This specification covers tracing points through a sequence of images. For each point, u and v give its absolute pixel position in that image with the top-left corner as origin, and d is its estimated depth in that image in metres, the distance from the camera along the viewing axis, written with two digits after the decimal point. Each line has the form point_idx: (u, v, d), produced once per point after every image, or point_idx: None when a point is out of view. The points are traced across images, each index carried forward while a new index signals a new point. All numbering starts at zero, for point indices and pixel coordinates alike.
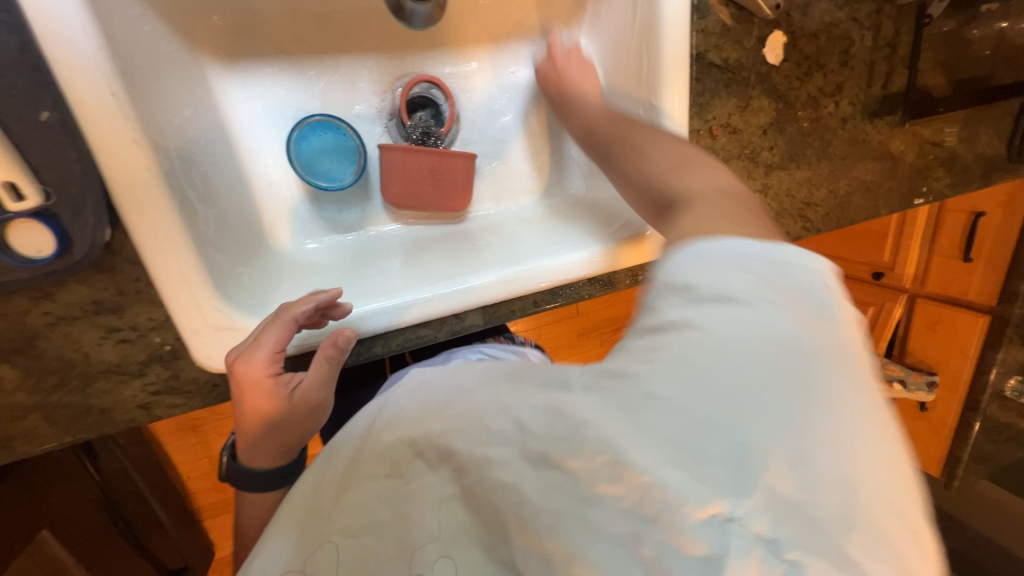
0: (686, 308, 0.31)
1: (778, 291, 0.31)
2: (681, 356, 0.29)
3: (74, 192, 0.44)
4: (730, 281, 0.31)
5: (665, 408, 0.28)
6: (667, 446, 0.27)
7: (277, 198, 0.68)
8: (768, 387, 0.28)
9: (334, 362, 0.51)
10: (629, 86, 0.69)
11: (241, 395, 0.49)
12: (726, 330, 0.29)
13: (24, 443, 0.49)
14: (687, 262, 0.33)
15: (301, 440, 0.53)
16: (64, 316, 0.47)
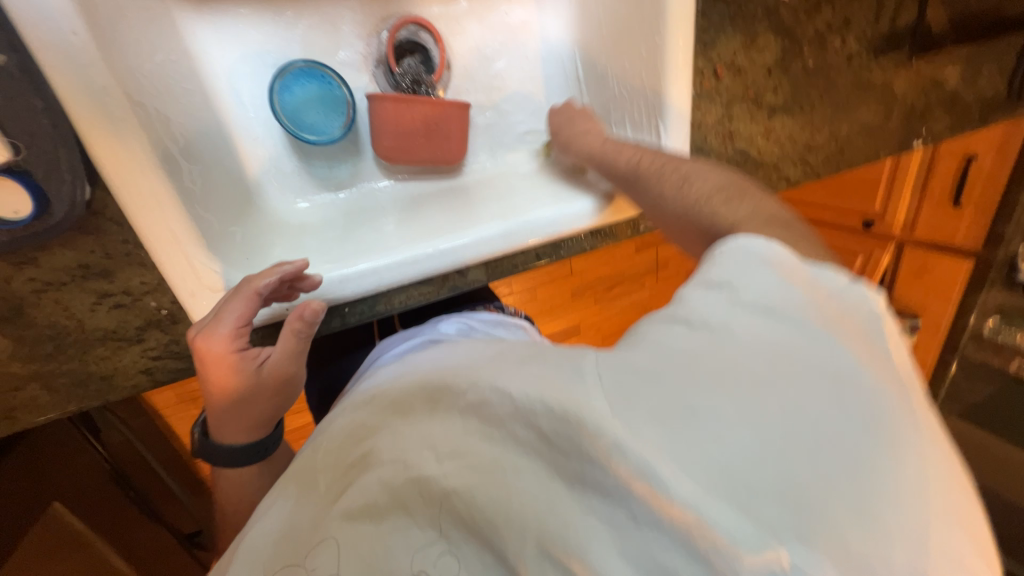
0: (721, 309, 0.34)
1: (826, 309, 0.34)
2: (723, 364, 0.30)
3: (45, 146, 0.41)
4: (776, 289, 0.34)
5: (701, 421, 0.28)
6: (708, 472, 0.27)
7: (262, 155, 0.65)
8: (807, 401, 0.29)
9: (304, 335, 0.49)
10: (630, 23, 0.65)
11: (206, 372, 0.46)
12: (750, 343, 0.32)
13: (25, 414, 0.48)
14: (730, 264, 0.36)
15: (277, 412, 0.53)
16: (52, 282, 0.45)
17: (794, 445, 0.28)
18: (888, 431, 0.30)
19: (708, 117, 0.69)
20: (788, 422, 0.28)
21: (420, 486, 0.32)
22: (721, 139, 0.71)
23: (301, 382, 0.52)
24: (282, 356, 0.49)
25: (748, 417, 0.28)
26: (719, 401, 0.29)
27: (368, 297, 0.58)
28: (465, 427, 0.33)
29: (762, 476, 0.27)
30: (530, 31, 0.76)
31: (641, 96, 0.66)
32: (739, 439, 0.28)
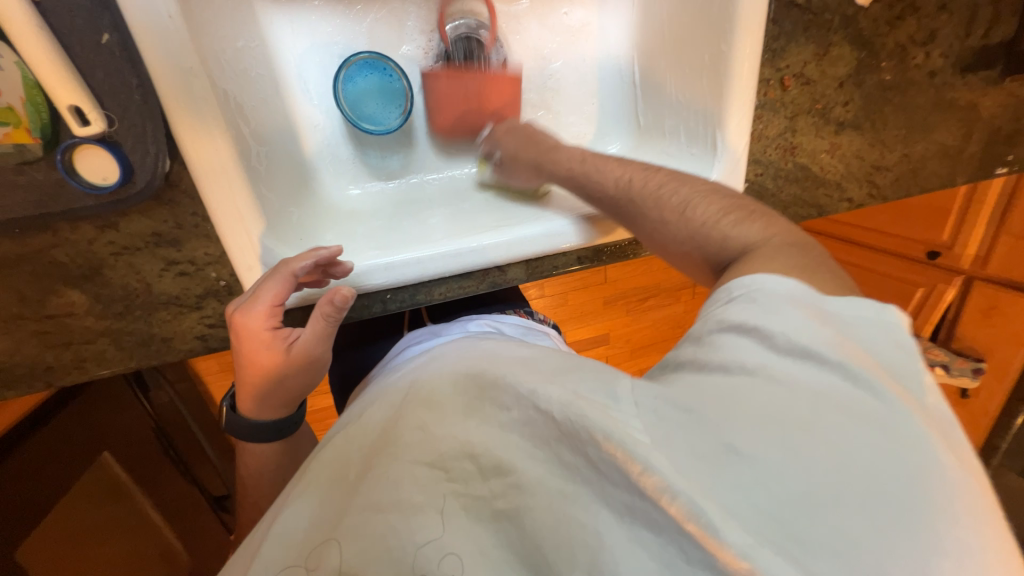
0: (753, 355, 0.31)
1: (864, 351, 0.30)
2: (756, 410, 0.28)
3: (135, 120, 0.44)
4: (807, 331, 0.30)
5: (748, 464, 0.26)
6: (755, 517, 0.25)
7: (322, 143, 0.68)
8: (861, 460, 0.26)
9: (333, 320, 0.50)
10: (694, 29, 0.63)
11: (242, 344, 0.48)
12: (780, 378, 0.29)
13: (94, 366, 0.52)
14: (750, 306, 0.33)
15: (300, 393, 0.54)
16: (128, 246, 0.48)
17: (843, 506, 0.25)
18: (958, 495, 0.26)
19: (769, 129, 0.66)
20: (840, 483, 0.25)
21: (467, 500, 0.33)
22: (781, 153, 0.68)
23: (327, 364, 0.53)
24: (311, 336, 0.50)
25: (793, 469, 0.26)
26: (764, 448, 0.26)
27: (408, 285, 0.59)
28: (506, 442, 0.33)
29: (816, 534, 0.24)
30: (589, 32, 0.75)
31: (700, 102, 0.64)
32: (785, 488, 0.25)
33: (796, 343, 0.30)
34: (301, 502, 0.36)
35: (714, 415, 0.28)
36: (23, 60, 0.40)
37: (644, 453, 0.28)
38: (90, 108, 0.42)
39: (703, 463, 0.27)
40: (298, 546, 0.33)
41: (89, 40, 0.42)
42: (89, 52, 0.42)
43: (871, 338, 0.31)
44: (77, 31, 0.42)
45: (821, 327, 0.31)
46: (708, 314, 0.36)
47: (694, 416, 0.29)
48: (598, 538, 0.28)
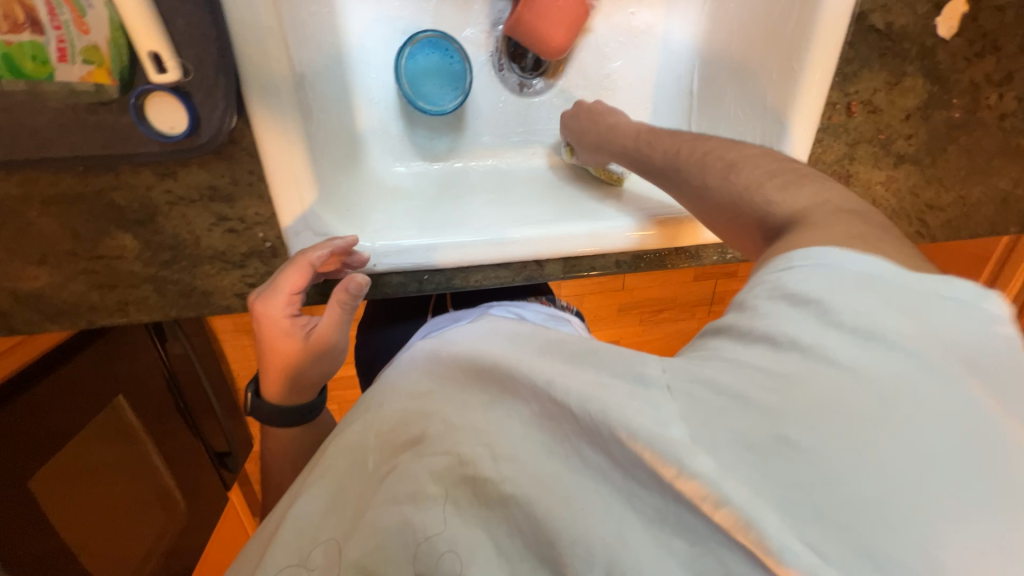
0: (805, 327, 0.28)
1: (953, 335, 0.27)
2: (819, 391, 0.26)
3: (209, 72, 0.44)
4: (868, 308, 0.28)
5: (795, 457, 0.25)
6: (814, 525, 0.24)
7: (374, 116, 0.67)
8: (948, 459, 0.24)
9: (348, 310, 0.49)
10: (766, 43, 0.62)
11: (263, 332, 0.49)
12: (843, 364, 0.27)
13: (135, 311, 0.53)
14: (817, 275, 0.31)
15: (321, 379, 0.54)
16: (184, 197, 0.49)
17: (915, 512, 0.23)
18: None
19: (827, 154, 0.65)
20: (915, 483, 0.23)
21: (474, 484, 0.32)
22: (836, 180, 0.66)
23: (344, 353, 0.53)
24: (326, 325, 0.49)
25: (863, 473, 0.24)
26: (830, 448, 0.24)
27: (447, 268, 0.59)
28: (525, 433, 0.32)
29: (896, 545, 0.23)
30: (653, 36, 0.74)
31: (760, 119, 0.63)
32: (848, 488, 0.24)
33: (867, 323, 0.27)
34: (322, 491, 0.39)
35: (763, 401, 0.26)
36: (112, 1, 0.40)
37: (678, 453, 0.26)
38: (168, 55, 0.42)
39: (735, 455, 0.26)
40: (322, 532, 0.36)
41: None
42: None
43: (963, 316, 0.28)
44: None
45: (890, 307, 0.28)
46: (755, 281, 0.34)
47: (736, 401, 0.27)
48: (625, 543, 0.27)
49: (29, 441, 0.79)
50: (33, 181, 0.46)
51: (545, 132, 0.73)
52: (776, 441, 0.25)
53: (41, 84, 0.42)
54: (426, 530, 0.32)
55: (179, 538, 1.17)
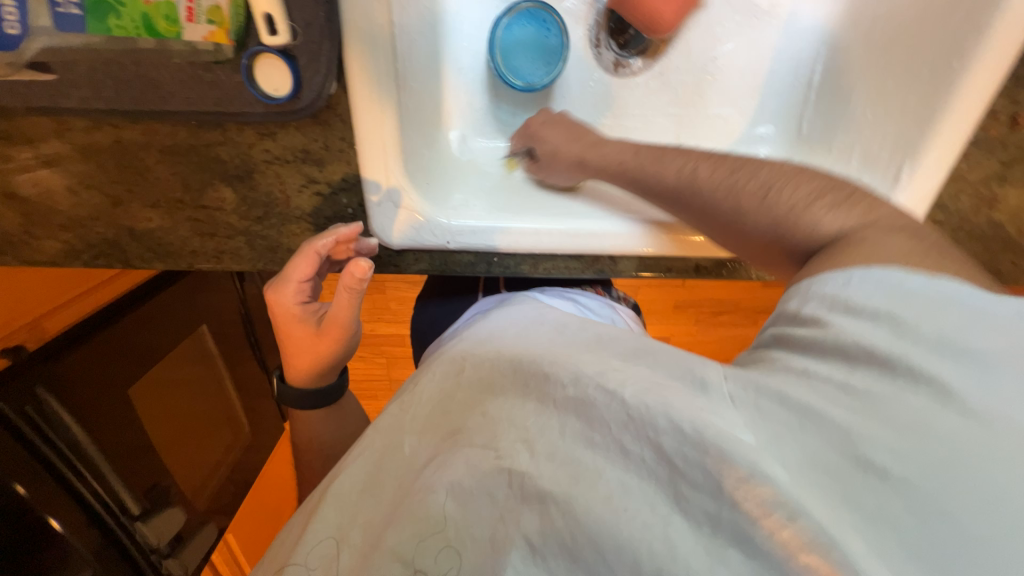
0: (851, 344, 0.29)
1: (996, 353, 0.26)
2: (881, 410, 0.26)
3: (314, 36, 0.45)
4: (942, 324, 0.27)
5: (867, 474, 0.24)
6: (880, 539, 0.23)
7: (461, 86, 0.66)
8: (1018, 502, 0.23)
9: (354, 296, 0.52)
10: (924, 33, 0.53)
11: (280, 319, 0.55)
12: (894, 396, 0.26)
13: (228, 260, 0.56)
14: (876, 292, 0.30)
15: (341, 359, 0.59)
16: (280, 157, 0.51)
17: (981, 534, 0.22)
18: None
19: (973, 171, 0.55)
20: (984, 512, 0.23)
21: (510, 478, 0.31)
22: (976, 203, 0.57)
23: (358, 333, 0.57)
24: (337, 308, 0.53)
25: (930, 485, 0.24)
26: (901, 467, 0.24)
27: (518, 254, 0.57)
28: (562, 429, 0.32)
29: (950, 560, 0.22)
30: (776, 15, 0.65)
31: (893, 124, 0.55)
32: (923, 514, 0.23)
33: (901, 340, 0.27)
34: (358, 463, 0.39)
35: (805, 412, 0.27)
36: None
37: (750, 457, 0.26)
38: (279, 18, 0.43)
39: (805, 465, 0.26)
40: (361, 502, 0.37)
41: None
42: None
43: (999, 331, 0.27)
44: None
45: (943, 329, 0.27)
46: (781, 304, 0.35)
47: (802, 419, 0.27)
48: (671, 547, 0.26)
49: (123, 355, 0.89)
50: (154, 130, 0.49)
51: (635, 117, 0.68)
52: (847, 460, 0.25)
53: (170, 43, 0.44)
54: (468, 527, 0.32)
55: (242, 457, 1.30)
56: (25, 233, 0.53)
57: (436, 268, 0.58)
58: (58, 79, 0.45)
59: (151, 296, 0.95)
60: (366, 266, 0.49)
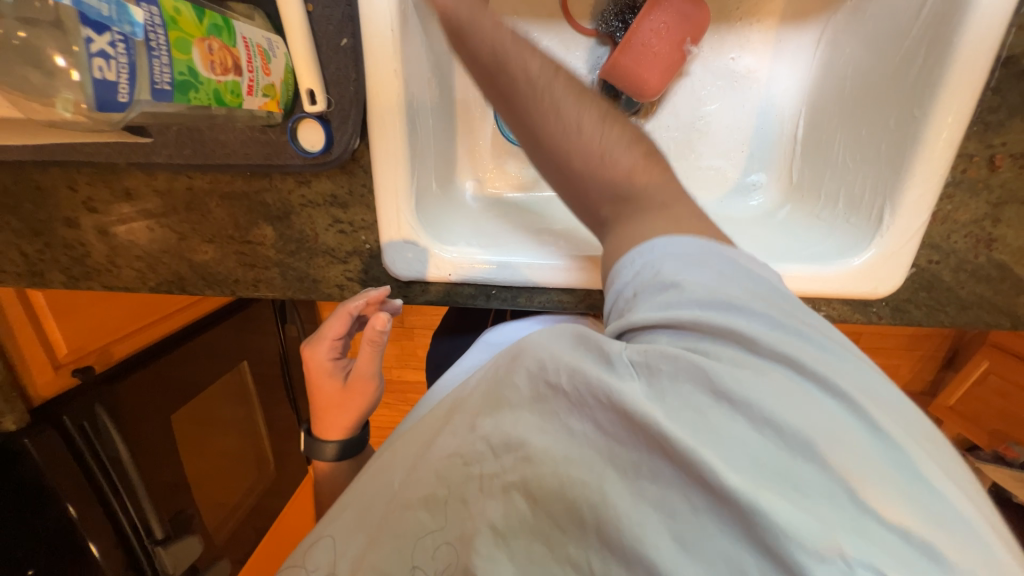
0: (684, 308, 0.34)
1: (797, 320, 0.33)
2: (743, 370, 0.30)
3: (345, 105, 0.55)
4: (721, 283, 0.35)
5: (733, 415, 0.28)
6: (751, 467, 0.27)
7: (473, 144, 0.75)
8: (860, 421, 0.28)
9: (375, 351, 0.60)
10: (892, 89, 0.56)
11: (313, 373, 0.64)
12: (755, 372, 0.30)
13: (263, 288, 0.65)
14: (676, 271, 0.37)
15: (364, 413, 0.66)
16: (312, 201, 0.61)
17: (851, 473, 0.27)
18: (943, 480, 0.28)
19: (960, 213, 0.56)
20: (825, 428, 0.28)
21: (480, 480, 0.34)
22: (972, 243, 0.57)
23: (379, 387, 0.65)
24: (362, 362, 0.61)
25: (804, 431, 0.27)
26: (774, 409, 0.28)
27: (514, 287, 0.63)
28: (514, 418, 0.33)
29: (809, 478, 0.26)
30: (755, 79, 0.72)
31: (871, 170, 0.58)
32: (802, 454, 0.27)
33: (723, 300, 0.33)
34: (354, 492, 0.45)
35: (686, 371, 0.30)
36: (289, 51, 0.51)
37: (645, 406, 0.29)
38: (319, 92, 0.54)
39: (688, 421, 0.28)
40: (353, 525, 0.43)
41: (333, 41, 0.53)
42: (332, 51, 0.54)
43: (781, 295, 0.35)
44: (327, 35, 0.53)
45: (750, 294, 0.34)
46: (634, 288, 0.39)
47: (677, 381, 0.30)
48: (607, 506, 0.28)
49: (167, 385, 0.98)
50: (216, 180, 0.61)
51: None
52: (714, 400, 0.29)
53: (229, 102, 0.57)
54: (448, 527, 0.34)
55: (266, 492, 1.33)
56: (110, 262, 0.66)
57: (441, 300, 0.64)
58: (151, 141, 0.58)
59: (200, 333, 1.07)
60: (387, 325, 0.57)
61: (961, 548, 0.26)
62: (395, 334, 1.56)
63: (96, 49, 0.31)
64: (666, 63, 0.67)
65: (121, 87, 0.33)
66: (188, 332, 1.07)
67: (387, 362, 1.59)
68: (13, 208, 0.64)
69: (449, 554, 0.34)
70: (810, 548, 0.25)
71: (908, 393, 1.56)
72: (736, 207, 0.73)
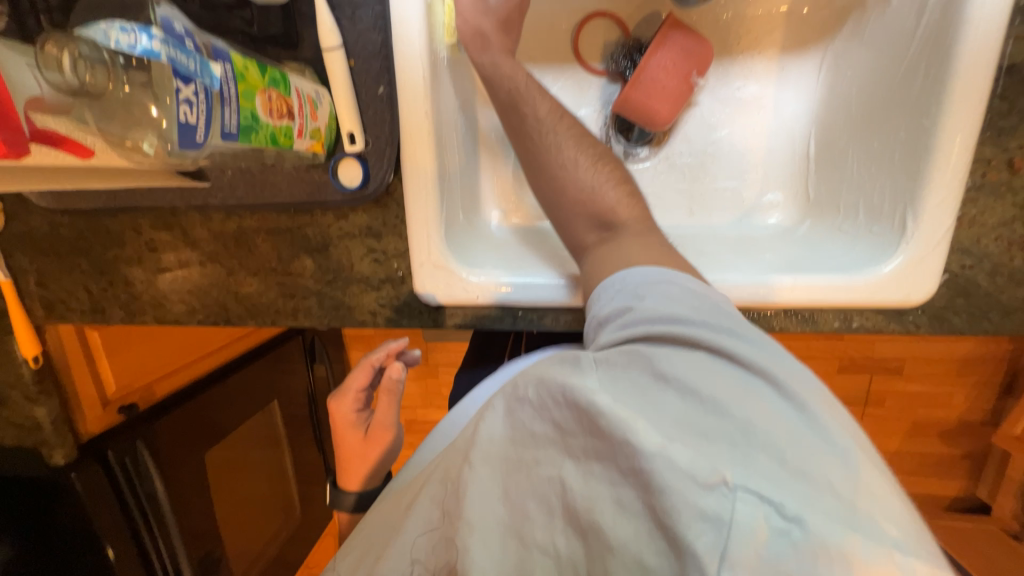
0: (636, 324, 0.42)
1: (718, 321, 0.41)
2: (671, 359, 0.38)
3: (381, 144, 0.61)
4: (666, 304, 0.43)
5: (659, 390, 0.36)
6: (670, 425, 0.34)
7: (495, 174, 0.78)
8: (758, 390, 0.36)
9: (395, 398, 0.63)
10: (900, 103, 0.58)
11: (337, 426, 0.66)
12: (682, 359, 0.38)
13: (301, 317, 0.69)
14: (628, 298, 0.46)
15: (386, 463, 0.68)
16: (349, 233, 0.65)
17: (751, 432, 0.33)
18: (832, 444, 0.34)
19: (988, 217, 0.56)
20: (739, 392, 0.35)
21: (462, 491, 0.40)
22: (1005, 246, 0.56)
23: (399, 435, 0.67)
24: (383, 412, 0.64)
25: (714, 398, 0.35)
26: (695, 384, 0.36)
27: (540, 309, 0.65)
28: (492, 432, 0.39)
29: (716, 435, 0.33)
30: (763, 103, 0.74)
31: (890, 180, 0.59)
32: (714, 417, 0.34)
33: (666, 315, 0.42)
34: (374, 523, 0.54)
35: (623, 361, 0.39)
36: (333, 99, 0.57)
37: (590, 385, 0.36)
38: (358, 133, 0.59)
39: (626, 392, 0.36)
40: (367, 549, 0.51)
41: (370, 89, 0.59)
42: (369, 97, 0.59)
43: (717, 306, 0.43)
44: (366, 84, 0.59)
45: (687, 307, 0.42)
46: (601, 315, 0.48)
47: (623, 370, 0.38)
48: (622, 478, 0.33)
49: (204, 422, 1.01)
50: (261, 217, 0.66)
51: (650, 196, 0.77)
52: (651, 381, 0.37)
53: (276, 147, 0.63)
54: (439, 536, 0.41)
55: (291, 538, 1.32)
56: (164, 297, 0.71)
57: (469, 324, 0.66)
58: (209, 185, 0.64)
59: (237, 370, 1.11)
60: (401, 370, 0.61)
61: (842, 490, 0.32)
62: (421, 373, 1.58)
63: (183, 97, 0.36)
64: (672, 94, 0.71)
65: (198, 130, 0.38)
66: (226, 370, 1.10)
67: (412, 401, 1.60)
68: (85, 251, 0.72)
69: (446, 553, 0.40)
70: (699, 481, 0.31)
71: (968, 424, 1.44)
72: (755, 226, 0.74)
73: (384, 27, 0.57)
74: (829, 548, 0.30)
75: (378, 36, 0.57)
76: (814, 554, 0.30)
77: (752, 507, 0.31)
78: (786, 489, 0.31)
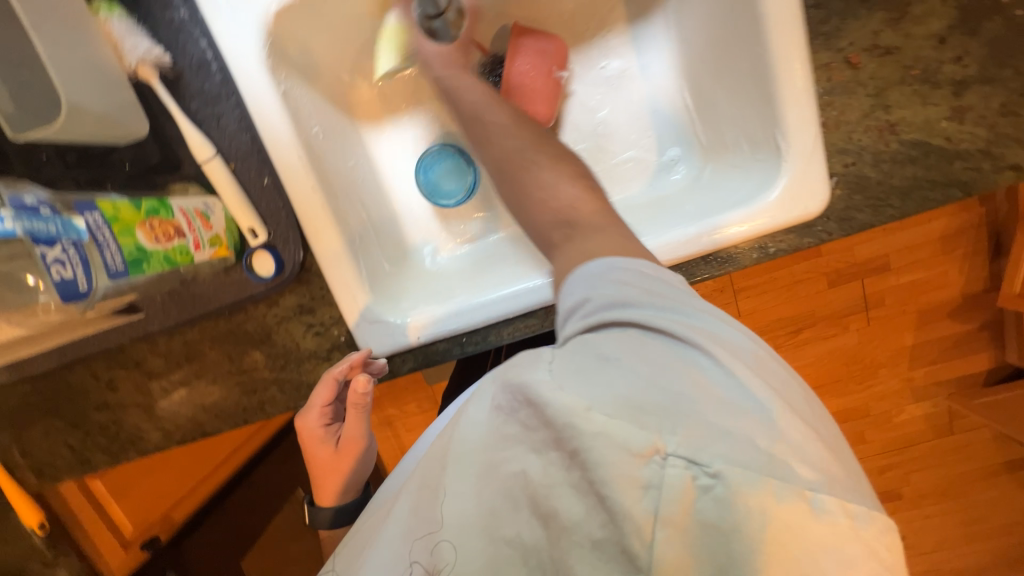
0: (591, 307, 0.42)
1: (669, 298, 0.41)
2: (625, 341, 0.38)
3: (283, 229, 0.64)
4: (619, 285, 0.43)
5: (610, 374, 0.36)
6: (613, 404, 0.34)
7: (411, 215, 0.80)
8: (698, 357, 0.37)
9: (362, 409, 0.64)
10: (735, 40, 0.62)
11: (306, 441, 0.66)
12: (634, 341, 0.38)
13: (268, 407, 0.71)
14: (586, 281, 0.45)
15: (361, 472, 0.69)
16: (285, 316, 0.68)
17: (692, 400, 0.34)
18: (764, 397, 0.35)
19: (848, 114, 0.58)
20: (680, 363, 0.36)
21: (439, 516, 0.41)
22: (877, 134, 0.58)
23: (371, 445, 0.68)
24: (353, 425, 0.65)
25: (663, 372, 0.36)
26: (643, 363, 0.36)
27: (481, 329, 0.67)
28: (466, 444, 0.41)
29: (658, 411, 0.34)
30: (631, 74, 0.78)
31: (753, 110, 0.62)
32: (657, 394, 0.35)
33: (619, 297, 0.41)
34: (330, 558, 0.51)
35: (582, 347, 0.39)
36: (224, 203, 0.61)
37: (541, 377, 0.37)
38: (258, 227, 0.62)
39: (577, 379, 0.36)
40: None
41: (256, 183, 0.63)
42: (258, 191, 0.63)
43: (673, 286, 0.43)
44: (251, 180, 0.63)
45: (640, 288, 0.42)
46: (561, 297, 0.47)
47: (580, 354, 0.38)
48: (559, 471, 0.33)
49: None
50: (203, 327, 0.69)
51: None
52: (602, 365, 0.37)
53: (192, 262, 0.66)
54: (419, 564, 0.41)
55: None
56: (139, 429, 0.74)
57: (421, 363, 0.68)
58: (143, 315, 0.67)
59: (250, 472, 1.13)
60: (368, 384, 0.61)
61: (771, 439, 0.33)
62: None
63: (51, 259, 0.41)
64: (541, 92, 0.74)
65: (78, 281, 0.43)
66: (237, 476, 1.12)
67: None
68: (55, 410, 0.74)
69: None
70: (634, 452, 0.32)
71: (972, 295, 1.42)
72: (663, 185, 0.75)
73: (251, 126, 0.62)
74: (746, 499, 0.31)
75: (246, 136, 0.62)
76: (733, 504, 0.31)
77: (680, 472, 0.32)
78: (716, 444, 0.32)
